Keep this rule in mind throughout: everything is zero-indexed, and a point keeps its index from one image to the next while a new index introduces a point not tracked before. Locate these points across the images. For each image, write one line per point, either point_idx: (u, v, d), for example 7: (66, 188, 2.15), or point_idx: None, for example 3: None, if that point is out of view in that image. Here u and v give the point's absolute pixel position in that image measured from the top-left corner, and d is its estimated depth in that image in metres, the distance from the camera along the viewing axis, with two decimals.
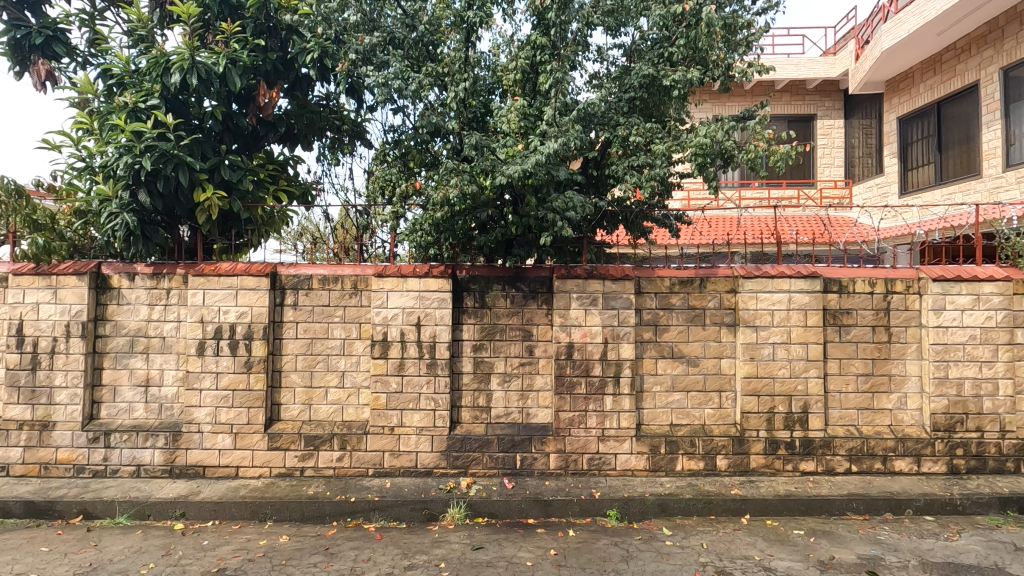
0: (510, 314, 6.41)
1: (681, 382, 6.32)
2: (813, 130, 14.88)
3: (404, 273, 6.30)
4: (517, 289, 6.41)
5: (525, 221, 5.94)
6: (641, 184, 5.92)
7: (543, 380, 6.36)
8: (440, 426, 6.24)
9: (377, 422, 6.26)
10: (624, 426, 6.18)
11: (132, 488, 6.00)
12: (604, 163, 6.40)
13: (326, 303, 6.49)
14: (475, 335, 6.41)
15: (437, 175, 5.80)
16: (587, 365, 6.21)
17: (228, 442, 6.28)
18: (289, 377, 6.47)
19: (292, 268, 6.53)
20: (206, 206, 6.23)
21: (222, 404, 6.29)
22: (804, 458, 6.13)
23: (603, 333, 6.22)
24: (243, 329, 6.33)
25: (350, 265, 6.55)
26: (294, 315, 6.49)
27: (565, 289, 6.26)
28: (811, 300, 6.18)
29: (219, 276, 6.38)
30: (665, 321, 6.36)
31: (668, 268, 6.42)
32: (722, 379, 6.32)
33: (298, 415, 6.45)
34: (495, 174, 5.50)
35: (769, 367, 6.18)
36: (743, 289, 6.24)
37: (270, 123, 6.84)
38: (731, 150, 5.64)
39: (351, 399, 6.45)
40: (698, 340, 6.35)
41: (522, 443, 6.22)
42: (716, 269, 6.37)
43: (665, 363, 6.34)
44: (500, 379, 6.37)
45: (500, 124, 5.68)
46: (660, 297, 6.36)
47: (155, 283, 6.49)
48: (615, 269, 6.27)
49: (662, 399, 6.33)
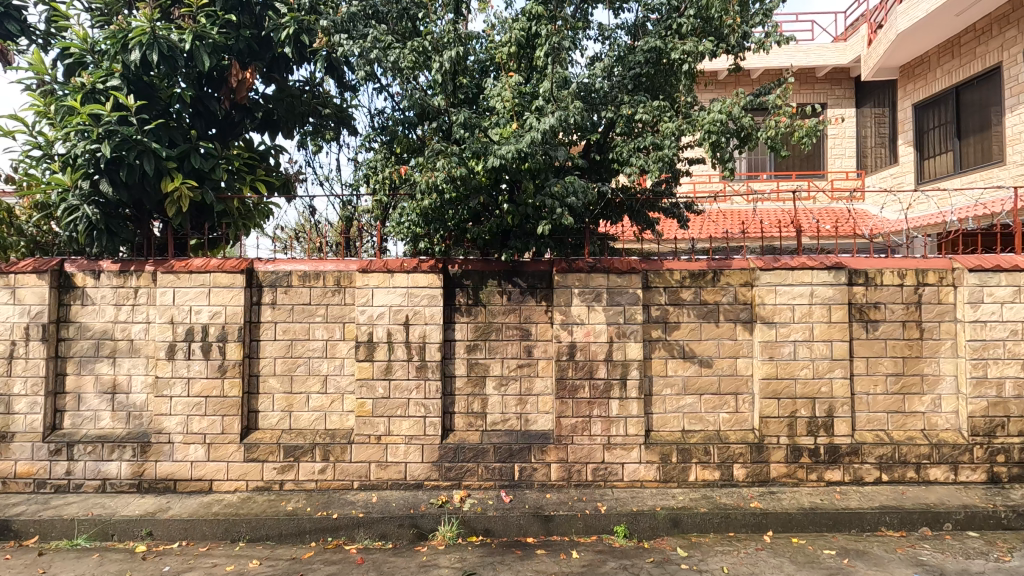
0: (506, 312, 5.90)
1: (694, 385, 5.80)
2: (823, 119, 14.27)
3: (391, 269, 5.79)
4: (514, 284, 5.90)
5: (521, 210, 5.43)
6: (647, 167, 5.41)
7: (543, 383, 5.85)
8: (431, 434, 5.72)
9: (362, 431, 5.75)
10: (632, 432, 5.66)
11: (95, 505, 5.51)
12: (607, 146, 5.88)
13: (307, 301, 5.98)
14: (469, 335, 5.89)
15: (423, 158, 5.31)
16: (591, 367, 5.69)
17: (201, 453, 5.77)
18: (267, 382, 5.96)
19: (268, 263, 6.03)
20: (175, 197, 5.74)
21: (194, 412, 5.79)
22: (829, 467, 5.59)
23: (608, 331, 5.70)
24: (216, 330, 5.83)
25: (333, 260, 6.05)
26: (272, 314, 5.99)
27: (565, 284, 5.73)
28: (835, 293, 5.64)
29: (189, 274, 5.87)
30: (675, 317, 5.84)
31: (678, 261, 5.89)
32: (738, 381, 5.80)
33: (277, 423, 5.94)
34: (488, 156, 4.99)
35: (791, 368, 5.65)
36: (760, 282, 5.71)
37: (246, 108, 6.36)
38: (748, 128, 5.07)
39: (335, 406, 5.94)
40: (712, 338, 5.82)
41: (521, 452, 5.70)
42: (731, 261, 5.84)
43: (676, 364, 5.81)
44: (496, 383, 5.86)
45: (493, 103, 5.18)
46: (670, 292, 5.84)
47: (122, 281, 6.00)
48: (620, 262, 5.75)
49: (673, 403, 5.80)
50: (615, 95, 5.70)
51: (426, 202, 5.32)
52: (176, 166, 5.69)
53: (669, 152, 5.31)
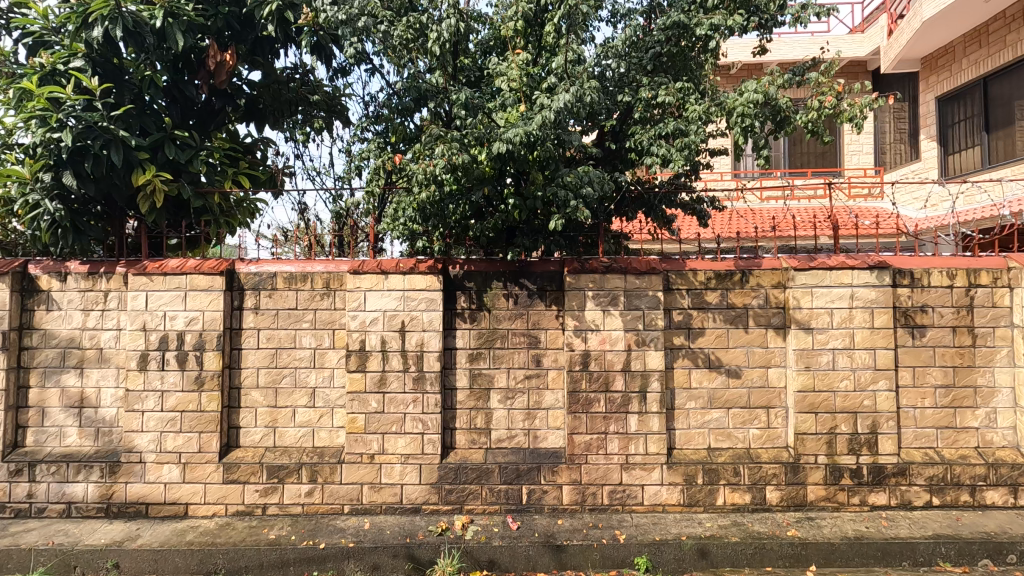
0: (512, 317, 5.34)
1: (721, 398, 5.23)
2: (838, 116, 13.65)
3: (385, 269, 5.25)
4: (521, 286, 5.34)
5: (530, 204, 4.86)
6: (669, 156, 4.81)
7: (553, 397, 5.28)
8: (430, 453, 5.16)
9: (354, 450, 5.19)
10: (652, 451, 5.09)
11: (57, 532, 4.96)
12: (623, 134, 5.31)
13: (294, 305, 5.44)
14: (471, 343, 5.34)
15: (420, 145, 4.75)
16: (606, 378, 5.13)
17: (175, 474, 5.23)
18: (249, 395, 5.41)
19: (251, 264, 5.49)
20: (148, 191, 5.22)
21: (168, 428, 5.24)
22: (873, 490, 5.01)
23: (625, 339, 5.14)
24: (192, 338, 5.29)
25: (322, 260, 5.50)
26: (255, 320, 5.45)
27: (578, 286, 5.17)
28: (878, 296, 5.07)
29: (163, 276, 5.34)
30: (700, 323, 5.28)
31: (701, 260, 5.34)
32: (770, 393, 5.23)
33: (260, 441, 5.38)
34: (493, 142, 4.44)
35: (829, 379, 5.07)
36: (795, 284, 5.15)
37: (228, 94, 5.82)
38: (786, 110, 4.51)
39: (324, 421, 5.38)
40: (740, 346, 5.26)
41: (529, 473, 5.13)
42: (761, 260, 5.29)
43: (701, 374, 5.25)
44: (501, 396, 5.30)
45: (497, 83, 4.62)
46: (693, 295, 5.28)
47: (91, 284, 5.47)
48: (638, 261, 5.18)
49: (698, 418, 5.23)
50: (633, 77, 5.13)
51: (423, 195, 4.76)
52: (148, 156, 5.17)
53: (695, 140, 4.75)
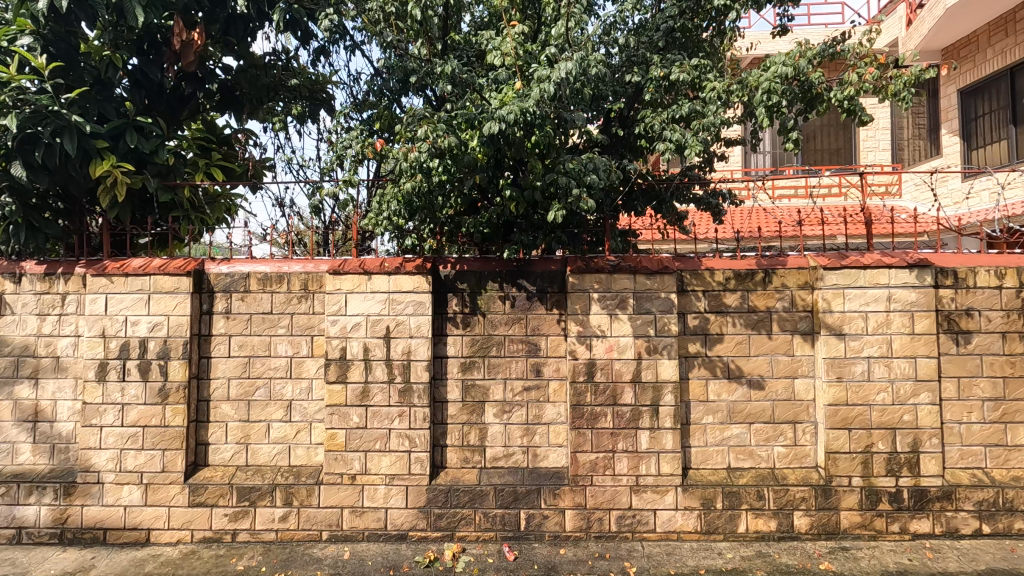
0: (509, 323, 4.82)
1: (741, 412, 4.69)
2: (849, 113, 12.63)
3: (368, 269, 4.74)
4: (519, 288, 4.83)
5: (527, 196, 4.35)
6: (684, 142, 4.28)
7: (555, 411, 4.76)
8: (417, 474, 4.64)
9: (333, 470, 4.67)
10: (665, 472, 4.55)
11: (3, 562, 4.46)
12: (631, 119, 4.78)
13: (269, 309, 4.94)
14: (463, 351, 4.82)
15: (404, 128, 4.25)
16: (614, 390, 4.60)
17: (136, 497, 4.72)
18: (218, 409, 4.90)
19: (221, 263, 5.00)
20: (109, 183, 4.76)
21: (129, 445, 4.75)
22: (915, 516, 4.46)
23: (635, 346, 4.61)
24: (156, 345, 4.79)
25: (300, 259, 5.00)
26: (226, 325, 4.94)
27: (582, 287, 4.65)
28: (918, 298, 4.53)
29: (125, 278, 4.85)
30: (717, 328, 4.75)
31: (719, 258, 4.81)
32: (797, 407, 4.68)
33: (231, 459, 4.87)
34: (484, 123, 3.93)
35: (864, 391, 4.52)
36: (825, 285, 4.61)
37: (198, 79, 5.34)
38: (818, 87, 3.97)
39: (301, 438, 4.86)
40: (763, 354, 4.72)
41: (527, 496, 4.60)
42: (786, 258, 4.76)
43: (719, 386, 4.71)
44: (497, 410, 4.78)
45: (489, 58, 4.12)
46: (710, 297, 4.75)
47: (47, 287, 4.98)
48: (650, 260, 4.65)
49: (716, 435, 4.69)
50: (643, 55, 4.61)
51: (407, 185, 4.25)
52: (106, 145, 4.72)
53: (715, 122, 4.22)
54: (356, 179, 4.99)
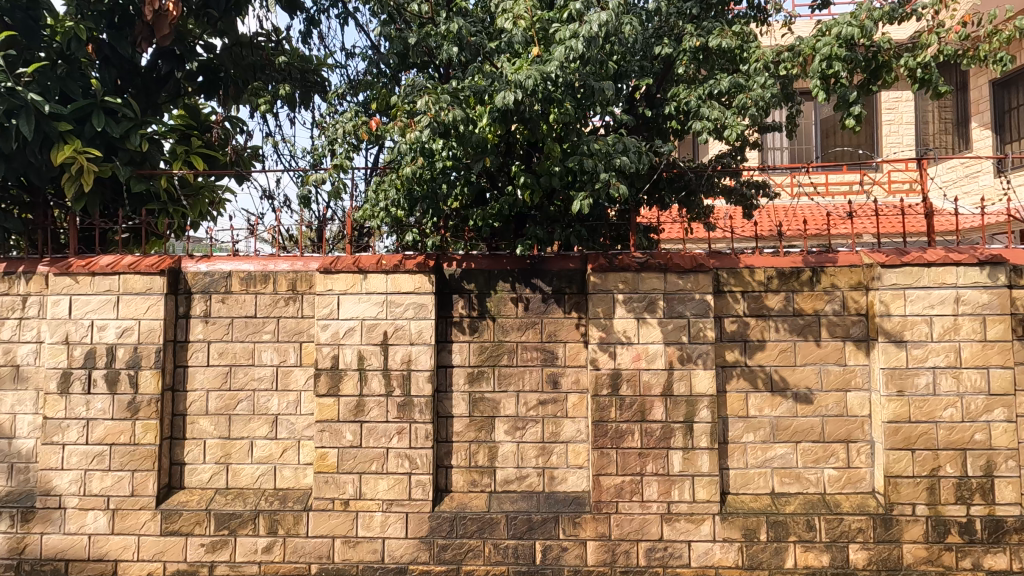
0: (522, 328, 4.27)
1: (786, 429, 4.13)
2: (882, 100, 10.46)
3: (363, 268, 4.20)
4: (533, 288, 4.28)
5: (544, 182, 3.81)
6: (726, 120, 3.73)
7: (575, 427, 4.20)
8: (418, 499, 4.09)
9: (323, 494, 4.12)
10: (701, 498, 3.99)
11: None
12: (660, 98, 4.22)
13: (252, 312, 4.40)
14: (470, 359, 4.27)
15: (402, 105, 3.71)
16: (642, 405, 4.04)
17: (102, 524, 4.19)
18: (196, 424, 4.36)
19: (200, 261, 4.47)
20: (73, 171, 4.25)
21: (94, 466, 4.21)
22: (990, 551, 3.88)
23: (666, 354, 4.06)
24: (125, 353, 4.26)
25: (286, 256, 4.47)
26: (204, 330, 4.41)
27: (605, 288, 4.10)
28: (991, 300, 3.96)
29: (91, 277, 4.32)
30: (758, 334, 4.19)
31: (759, 254, 4.26)
32: (850, 423, 4.11)
33: (209, 481, 4.32)
34: (496, 96, 3.39)
35: (929, 407, 3.95)
36: (882, 285, 4.02)
37: (176, 56, 4.83)
38: (888, 53, 3.43)
39: (287, 457, 4.31)
40: (811, 364, 4.16)
41: (544, 525, 4.05)
42: (835, 255, 4.20)
43: (760, 400, 4.15)
44: (508, 427, 4.23)
45: (500, 22, 3.56)
46: (750, 299, 4.20)
47: (7, 288, 4.46)
48: (682, 257, 4.10)
49: (758, 456, 4.13)
50: (673, 23, 4.05)
51: (407, 170, 3.72)
52: (70, 127, 4.22)
53: (766, 96, 3.67)
54: (349, 166, 4.43)
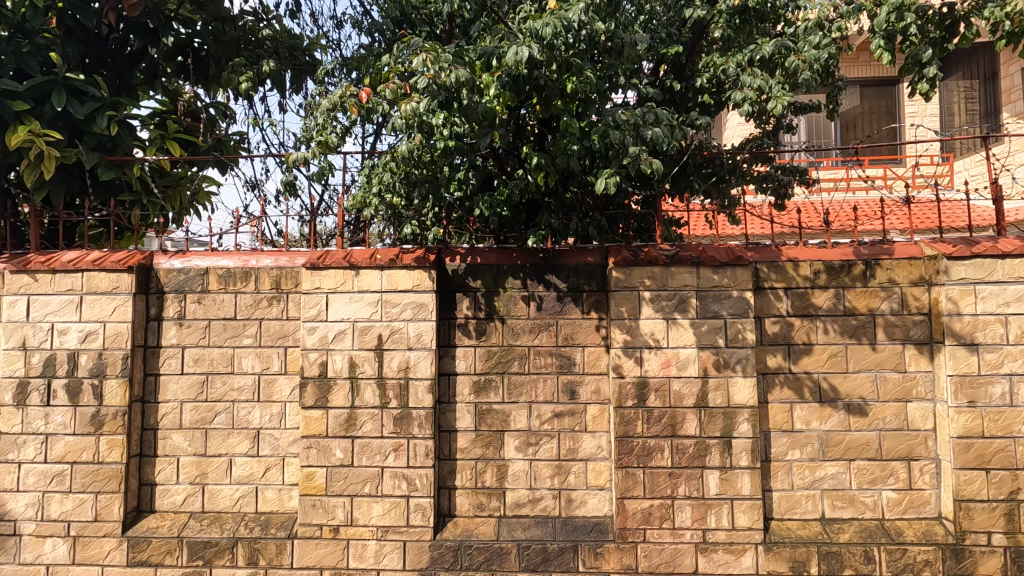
0: (534, 331, 3.77)
1: (838, 446, 3.61)
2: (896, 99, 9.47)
3: (354, 262, 3.72)
4: (547, 285, 3.78)
5: (561, 162, 3.31)
6: (769, 90, 3.30)
7: (595, 443, 3.70)
8: (418, 525, 3.60)
9: (310, 520, 3.63)
10: (742, 525, 3.47)
11: None
12: (691, 69, 3.73)
13: (232, 314, 3.92)
14: (476, 366, 3.78)
15: (394, 72, 3.21)
16: (673, 418, 3.53)
17: (61, 553, 3.71)
18: (168, 440, 3.88)
19: (174, 257, 3.99)
20: (31, 156, 3.80)
21: (54, 487, 3.74)
22: None
23: (700, 360, 3.55)
24: (88, 361, 3.79)
25: (270, 251, 3.98)
26: (178, 334, 3.93)
27: (629, 285, 3.59)
28: None
29: (52, 275, 3.85)
30: (805, 337, 3.68)
31: (804, 245, 3.75)
32: (911, 439, 3.59)
33: (183, 504, 3.84)
34: (505, 56, 2.91)
35: (1005, 420, 3.41)
36: (950, 280, 3.49)
37: (149, 31, 4.38)
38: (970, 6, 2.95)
39: (271, 478, 3.83)
40: (865, 371, 3.64)
41: (561, 556, 3.54)
42: (891, 246, 3.68)
43: (808, 412, 3.64)
44: (520, 443, 3.73)
45: None
46: (794, 297, 3.69)
47: None
48: (716, 248, 3.59)
49: (806, 476, 3.61)
50: None
51: (402, 148, 3.28)
52: (26, 107, 3.78)
53: (822, 58, 3.22)
54: (337, 145, 3.75)
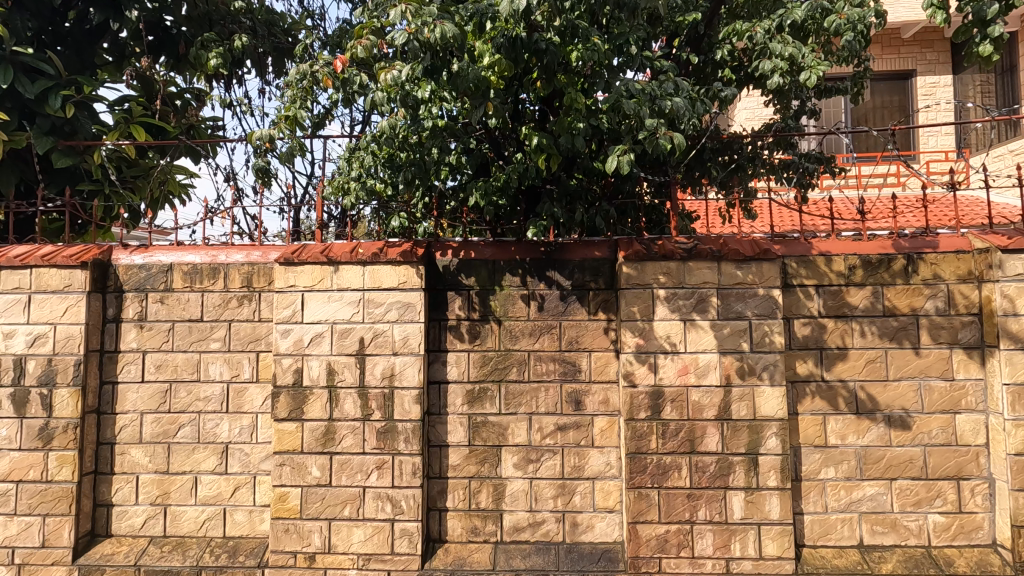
0: (535, 333, 3.37)
1: (878, 463, 3.21)
2: (909, 95, 9.02)
3: (333, 257, 3.31)
4: (549, 283, 3.38)
5: (566, 139, 2.90)
6: (801, 59, 2.92)
7: (603, 460, 3.30)
8: (404, 553, 3.19)
9: (283, 547, 3.23)
10: (771, 554, 3.06)
11: None
12: (710, 39, 3.33)
13: (198, 315, 3.52)
14: (470, 373, 3.37)
15: (374, 34, 2.79)
16: (692, 432, 3.12)
17: None
18: (127, 456, 3.48)
19: (134, 252, 3.58)
20: None
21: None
22: None
23: (721, 367, 3.14)
24: (36, 367, 3.39)
25: (241, 245, 3.58)
26: (139, 338, 3.53)
27: (642, 282, 3.19)
28: None
29: None
30: (839, 340, 3.27)
31: (837, 239, 3.34)
32: (960, 456, 3.18)
33: (142, 528, 3.43)
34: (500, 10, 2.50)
35: None
36: (1005, 275, 3.07)
37: (112, 4, 4.00)
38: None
39: (240, 498, 3.43)
40: (908, 379, 3.23)
41: None
42: (936, 238, 3.28)
43: (843, 425, 3.23)
44: (518, 460, 3.32)
45: None
46: (827, 295, 3.28)
47: None
48: (740, 242, 3.19)
49: (841, 497, 3.20)
50: None
51: (383, 125, 2.89)
52: None
53: (868, 17, 2.84)
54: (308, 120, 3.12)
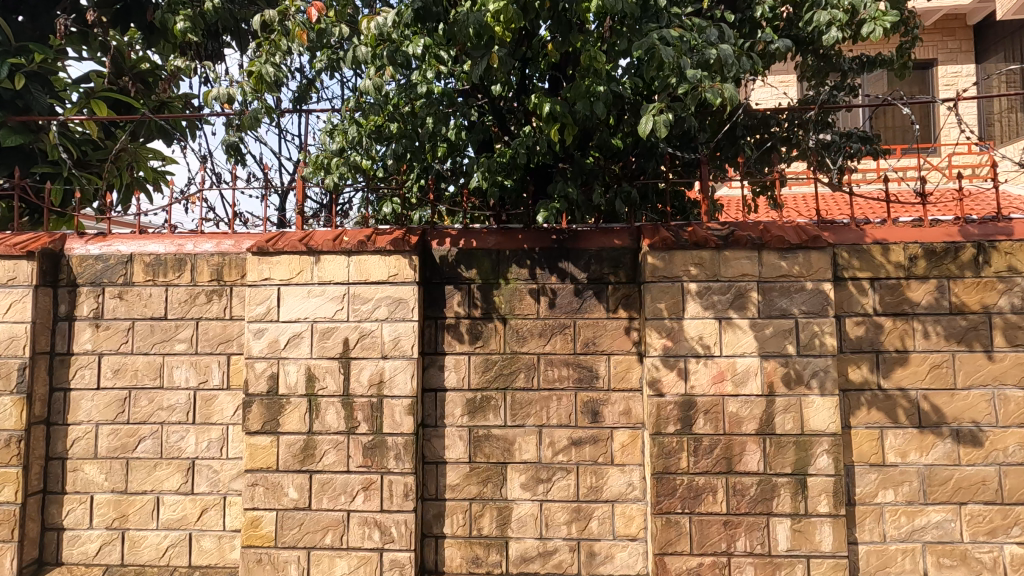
0: (545, 334, 2.93)
1: (944, 485, 2.76)
2: (931, 82, 8.51)
3: (314, 245, 2.88)
4: (562, 275, 2.94)
5: (584, 102, 2.45)
6: (863, 9, 2.50)
7: (623, 480, 2.86)
8: None
9: None
10: None
11: None
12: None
13: (162, 312, 3.09)
14: (470, 379, 2.94)
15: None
16: (729, 449, 2.68)
17: None
18: (80, 473, 3.05)
19: (91, 242, 3.15)
20: None
21: None
22: None
23: (763, 373, 2.70)
24: None
25: (211, 234, 3.16)
26: (94, 338, 3.10)
27: (670, 274, 2.74)
28: None
29: None
30: (898, 343, 2.82)
31: (896, 227, 2.88)
32: None
33: (98, 555, 3.01)
34: None
35: None
36: None
37: None
38: None
39: (209, 522, 3.00)
40: (979, 388, 2.78)
41: None
42: (1010, 224, 2.83)
43: (903, 441, 2.78)
44: (526, 479, 2.88)
45: None
46: (883, 290, 2.83)
47: None
48: (787, 231, 2.74)
49: (902, 524, 2.76)
50: None
51: (368, 87, 2.45)
52: None
53: None
54: (276, 79, 2.66)
